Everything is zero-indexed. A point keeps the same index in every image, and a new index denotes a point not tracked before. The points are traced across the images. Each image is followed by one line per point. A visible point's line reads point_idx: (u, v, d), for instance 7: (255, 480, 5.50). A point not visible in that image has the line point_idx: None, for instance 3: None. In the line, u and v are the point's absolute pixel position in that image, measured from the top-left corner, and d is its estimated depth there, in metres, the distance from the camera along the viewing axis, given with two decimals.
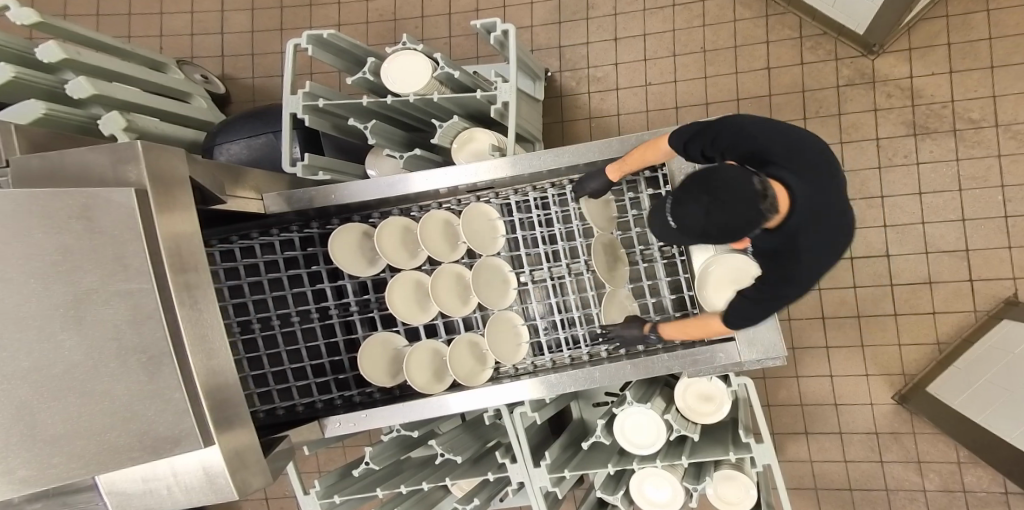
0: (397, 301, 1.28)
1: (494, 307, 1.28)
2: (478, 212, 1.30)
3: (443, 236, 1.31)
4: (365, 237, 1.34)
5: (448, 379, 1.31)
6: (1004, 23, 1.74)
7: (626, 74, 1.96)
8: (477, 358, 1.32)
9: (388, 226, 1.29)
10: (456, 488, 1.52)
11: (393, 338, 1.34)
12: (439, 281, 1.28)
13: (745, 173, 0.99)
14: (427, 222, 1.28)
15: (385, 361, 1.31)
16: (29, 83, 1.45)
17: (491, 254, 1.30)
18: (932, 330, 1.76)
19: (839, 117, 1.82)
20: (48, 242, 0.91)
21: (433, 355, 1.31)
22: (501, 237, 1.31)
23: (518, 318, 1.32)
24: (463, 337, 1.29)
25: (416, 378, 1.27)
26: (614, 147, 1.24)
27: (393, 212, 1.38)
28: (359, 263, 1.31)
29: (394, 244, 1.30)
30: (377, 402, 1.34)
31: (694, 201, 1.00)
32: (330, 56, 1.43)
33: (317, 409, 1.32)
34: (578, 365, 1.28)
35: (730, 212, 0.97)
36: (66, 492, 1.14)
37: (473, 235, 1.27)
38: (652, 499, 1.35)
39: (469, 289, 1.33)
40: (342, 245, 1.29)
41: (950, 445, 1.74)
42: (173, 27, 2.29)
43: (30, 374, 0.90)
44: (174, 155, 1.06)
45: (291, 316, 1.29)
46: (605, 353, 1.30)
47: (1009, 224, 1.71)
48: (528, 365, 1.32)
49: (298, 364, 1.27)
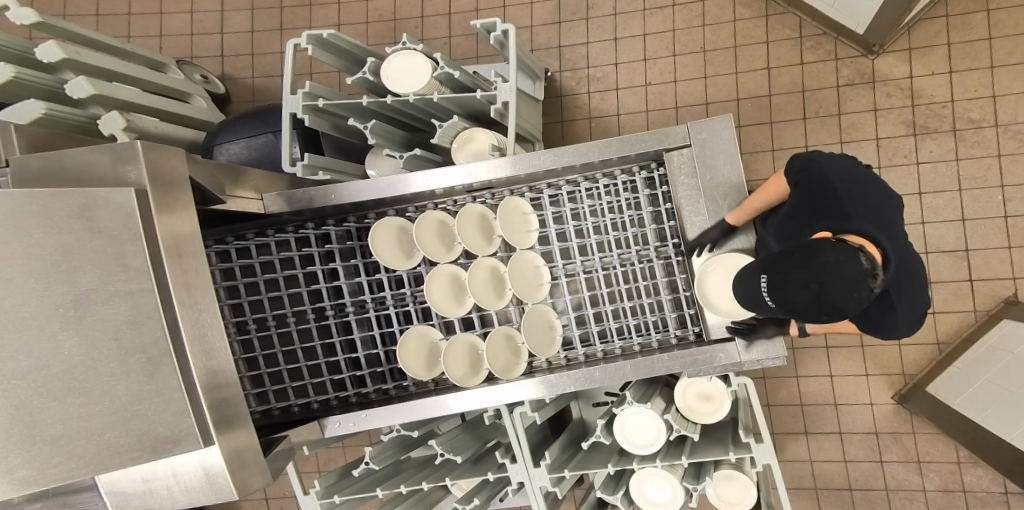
0: (433, 291, 1.27)
1: (530, 300, 1.28)
2: (513, 206, 1.29)
3: (479, 229, 1.30)
4: (402, 231, 1.32)
5: (483, 371, 1.30)
6: (1004, 23, 1.74)
7: (626, 74, 1.96)
8: (514, 350, 1.30)
9: (425, 220, 1.29)
10: (456, 488, 1.51)
11: (431, 331, 1.32)
12: (475, 274, 1.27)
13: (850, 257, 0.95)
14: (463, 217, 1.27)
15: (422, 356, 1.29)
16: (28, 82, 1.45)
17: (526, 248, 1.30)
18: (932, 330, 1.76)
19: (839, 117, 1.82)
20: (48, 243, 0.91)
21: (469, 348, 1.31)
22: (533, 231, 1.31)
23: (552, 313, 1.31)
24: (498, 330, 1.28)
25: (453, 371, 1.26)
26: (614, 149, 1.22)
27: (429, 206, 1.37)
28: (397, 259, 1.30)
29: (432, 238, 1.30)
30: (393, 399, 1.33)
31: (801, 286, 0.95)
32: (330, 56, 1.43)
33: (337, 406, 1.32)
34: (610, 360, 1.26)
35: (842, 297, 0.94)
36: (65, 492, 1.14)
37: (510, 227, 1.28)
38: (652, 499, 1.35)
39: (504, 283, 1.33)
40: (382, 234, 1.28)
41: (950, 445, 1.74)
42: (173, 27, 2.28)
43: (30, 373, 0.90)
44: (174, 155, 1.06)
45: (288, 316, 1.27)
46: (638, 347, 1.28)
47: (1010, 224, 1.71)
48: (563, 359, 1.31)
49: (302, 364, 1.26)
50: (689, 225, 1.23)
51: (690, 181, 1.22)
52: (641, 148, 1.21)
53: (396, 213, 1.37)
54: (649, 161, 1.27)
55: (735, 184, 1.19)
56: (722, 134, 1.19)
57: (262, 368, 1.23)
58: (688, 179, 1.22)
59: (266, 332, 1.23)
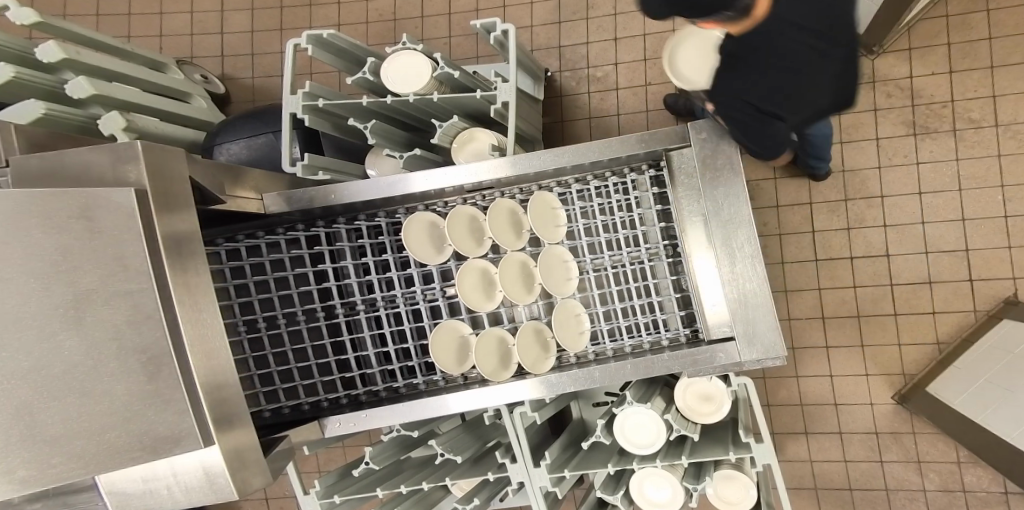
0: (464, 285, 1.26)
1: (560, 294, 1.28)
2: (541, 201, 1.29)
3: (509, 225, 1.30)
4: (433, 226, 1.32)
5: (513, 364, 1.29)
6: (1005, 23, 1.73)
7: (626, 74, 1.96)
8: (542, 346, 1.30)
9: (456, 216, 1.28)
10: (456, 488, 1.51)
11: (461, 325, 1.31)
12: (504, 269, 1.27)
13: None
14: (495, 209, 1.28)
15: (453, 350, 1.30)
16: (28, 82, 1.45)
17: (556, 243, 1.30)
18: (932, 330, 1.76)
19: (838, 117, 1.82)
20: (48, 243, 0.91)
21: (500, 342, 1.30)
22: (562, 226, 1.30)
23: (581, 307, 1.30)
24: (528, 324, 1.29)
25: (484, 365, 1.25)
26: (614, 149, 1.22)
27: (458, 201, 1.36)
28: (428, 253, 1.30)
29: (463, 232, 1.28)
30: (401, 398, 1.32)
31: None
32: (330, 56, 1.43)
33: (343, 405, 1.33)
34: (621, 357, 1.27)
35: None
36: (65, 492, 1.14)
37: (540, 222, 1.27)
38: (652, 499, 1.35)
39: (534, 277, 1.32)
40: (414, 230, 1.28)
41: (950, 445, 1.74)
42: (173, 27, 2.28)
43: (30, 374, 0.90)
44: (174, 155, 1.06)
45: (294, 316, 1.28)
46: (666, 341, 1.27)
47: (1010, 224, 1.71)
48: (591, 354, 1.30)
49: (305, 363, 1.26)
50: (686, 223, 1.22)
51: (688, 180, 1.22)
52: (641, 148, 1.21)
53: (424, 208, 1.37)
54: (648, 161, 1.27)
55: (735, 183, 1.17)
56: (722, 134, 1.19)
57: (267, 369, 1.23)
58: (688, 179, 1.22)
59: (265, 332, 1.23)
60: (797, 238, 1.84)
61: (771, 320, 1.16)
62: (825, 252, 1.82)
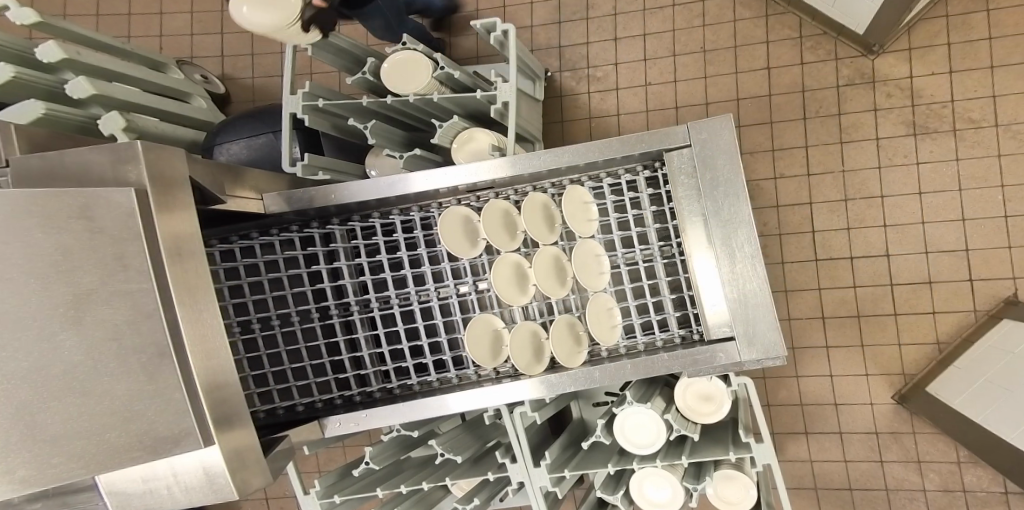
0: (500, 281, 1.26)
1: (593, 289, 1.27)
2: (575, 195, 1.29)
3: (543, 219, 1.30)
4: (467, 221, 1.30)
5: (546, 358, 1.29)
6: (1004, 23, 1.73)
7: (626, 74, 1.96)
8: (575, 338, 1.29)
9: (491, 209, 1.28)
10: (456, 488, 1.51)
11: (493, 318, 1.30)
12: (539, 264, 1.27)
13: None
14: (531, 207, 1.27)
15: (487, 345, 1.28)
16: (28, 82, 1.45)
17: (588, 236, 1.29)
18: (932, 330, 1.76)
19: (838, 117, 1.82)
20: (47, 243, 0.91)
21: (534, 335, 1.29)
22: (594, 221, 1.30)
23: (612, 300, 1.29)
24: (562, 317, 1.28)
25: (519, 359, 1.25)
26: (614, 148, 1.22)
27: (489, 196, 1.35)
28: (463, 247, 1.27)
29: (496, 225, 1.28)
30: (415, 394, 1.33)
31: None
32: (329, 56, 1.43)
33: (350, 404, 1.33)
34: (651, 352, 1.26)
35: None
36: (65, 492, 1.13)
37: (574, 216, 1.27)
38: (652, 499, 1.35)
39: (567, 271, 1.32)
40: (451, 223, 1.27)
41: (949, 445, 1.74)
42: (173, 26, 2.28)
43: (30, 374, 0.90)
44: (173, 156, 1.06)
45: (291, 316, 1.27)
46: (677, 339, 1.27)
47: (1010, 223, 1.71)
48: (623, 348, 1.30)
49: (318, 361, 1.27)
50: (687, 224, 1.22)
51: (689, 181, 1.21)
52: (641, 148, 1.21)
53: (457, 202, 1.36)
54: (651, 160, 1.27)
55: (735, 183, 1.17)
56: (722, 134, 1.18)
57: (268, 368, 1.23)
58: (689, 179, 1.21)
59: (273, 330, 1.23)
60: (797, 239, 1.84)
61: (771, 320, 1.16)
62: (825, 252, 1.82)
